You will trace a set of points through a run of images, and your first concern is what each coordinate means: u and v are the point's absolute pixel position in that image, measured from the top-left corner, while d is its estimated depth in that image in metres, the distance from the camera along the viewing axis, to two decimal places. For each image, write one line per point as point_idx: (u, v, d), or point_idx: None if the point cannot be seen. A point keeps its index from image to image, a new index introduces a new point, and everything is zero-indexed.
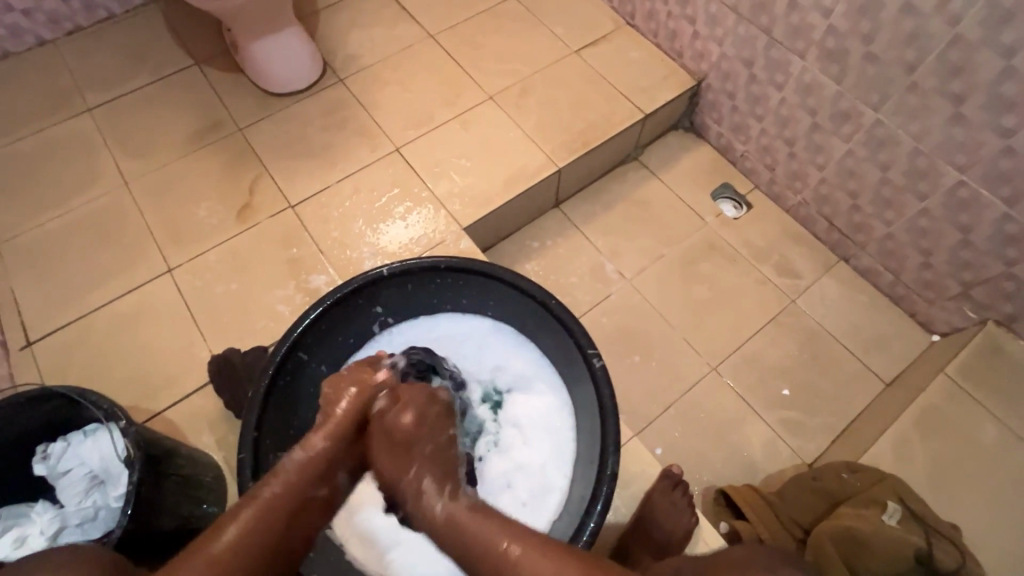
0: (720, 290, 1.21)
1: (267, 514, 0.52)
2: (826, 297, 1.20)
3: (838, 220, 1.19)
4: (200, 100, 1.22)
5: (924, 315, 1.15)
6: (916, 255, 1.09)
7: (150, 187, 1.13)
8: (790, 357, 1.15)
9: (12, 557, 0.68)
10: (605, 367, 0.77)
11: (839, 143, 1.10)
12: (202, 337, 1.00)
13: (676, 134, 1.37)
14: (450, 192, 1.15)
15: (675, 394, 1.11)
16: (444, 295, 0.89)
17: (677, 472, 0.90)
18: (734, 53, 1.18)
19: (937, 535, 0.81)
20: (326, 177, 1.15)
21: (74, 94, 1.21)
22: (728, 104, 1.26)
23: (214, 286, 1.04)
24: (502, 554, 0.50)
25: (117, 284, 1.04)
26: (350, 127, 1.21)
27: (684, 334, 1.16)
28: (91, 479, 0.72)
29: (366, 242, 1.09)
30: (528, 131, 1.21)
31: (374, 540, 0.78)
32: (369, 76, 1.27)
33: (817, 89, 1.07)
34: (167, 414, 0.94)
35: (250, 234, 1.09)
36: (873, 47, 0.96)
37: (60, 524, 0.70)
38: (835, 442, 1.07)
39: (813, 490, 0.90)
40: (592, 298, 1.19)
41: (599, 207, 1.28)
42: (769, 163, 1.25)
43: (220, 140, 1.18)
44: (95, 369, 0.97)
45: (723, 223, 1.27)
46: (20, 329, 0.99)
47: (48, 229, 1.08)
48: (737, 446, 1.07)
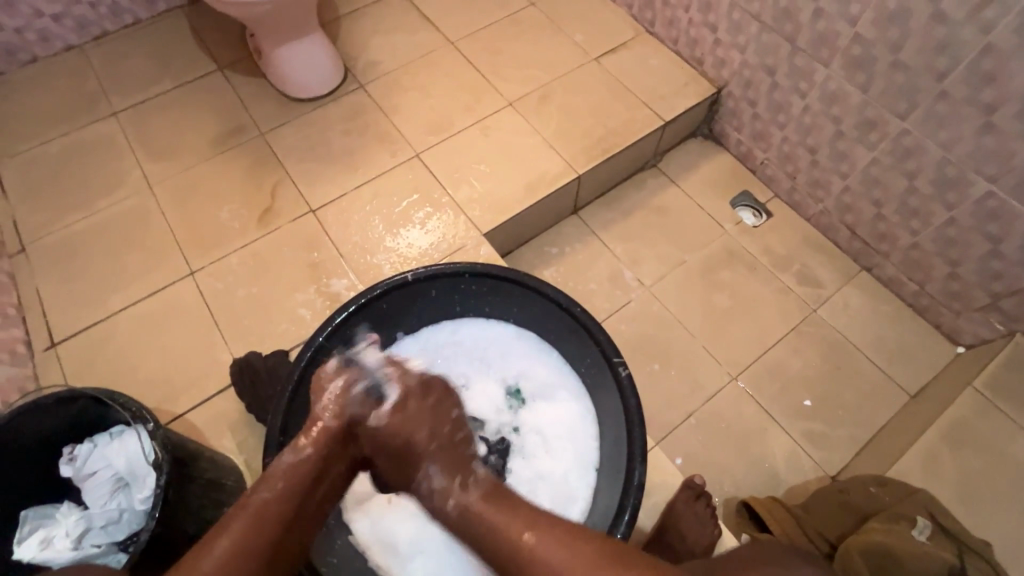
0: (741, 299, 1.20)
1: (258, 518, 0.55)
2: (848, 306, 1.19)
3: (861, 229, 1.18)
4: (223, 104, 1.23)
5: (950, 326, 1.14)
6: (943, 265, 1.08)
7: (174, 190, 1.14)
8: (812, 367, 1.13)
9: (38, 559, 0.68)
10: (631, 376, 0.77)
11: (863, 152, 1.09)
12: (223, 340, 1.01)
13: (695, 141, 1.37)
14: (470, 198, 1.15)
15: (695, 403, 1.10)
16: (467, 302, 0.90)
17: (700, 483, 0.87)
18: (757, 61, 1.17)
19: (969, 551, 0.80)
20: (347, 182, 1.15)
21: (100, 98, 1.23)
22: (749, 111, 1.25)
23: (235, 289, 1.05)
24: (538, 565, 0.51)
25: (141, 286, 1.05)
26: (370, 132, 1.21)
27: (704, 342, 1.15)
28: (116, 481, 0.72)
29: (385, 247, 1.09)
30: (547, 136, 1.21)
31: (396, 547, 0.77)
32: (390, 83, 1.27)
33: (842, 97, 1.06)
34: (188, 417, 0.94)
35: (272, 238, 1.10)
36: (900, 55, 0.95)
37: (86, 526, 0.70)
38: (858, 455, 1.05)
39: (839, 504, 0.89)
40: (611, 305, 1.18)
41: (618, 213, 1.28)
42: (790, 171, 1.24)
43: (242, 144, 1.19)
44: (118, 371, 0.97)
45: (743, 231, 1.26)
46: (45, 328, 1.00)
47: (74, 230, 1.09)
48: (758, 457, 1.06)
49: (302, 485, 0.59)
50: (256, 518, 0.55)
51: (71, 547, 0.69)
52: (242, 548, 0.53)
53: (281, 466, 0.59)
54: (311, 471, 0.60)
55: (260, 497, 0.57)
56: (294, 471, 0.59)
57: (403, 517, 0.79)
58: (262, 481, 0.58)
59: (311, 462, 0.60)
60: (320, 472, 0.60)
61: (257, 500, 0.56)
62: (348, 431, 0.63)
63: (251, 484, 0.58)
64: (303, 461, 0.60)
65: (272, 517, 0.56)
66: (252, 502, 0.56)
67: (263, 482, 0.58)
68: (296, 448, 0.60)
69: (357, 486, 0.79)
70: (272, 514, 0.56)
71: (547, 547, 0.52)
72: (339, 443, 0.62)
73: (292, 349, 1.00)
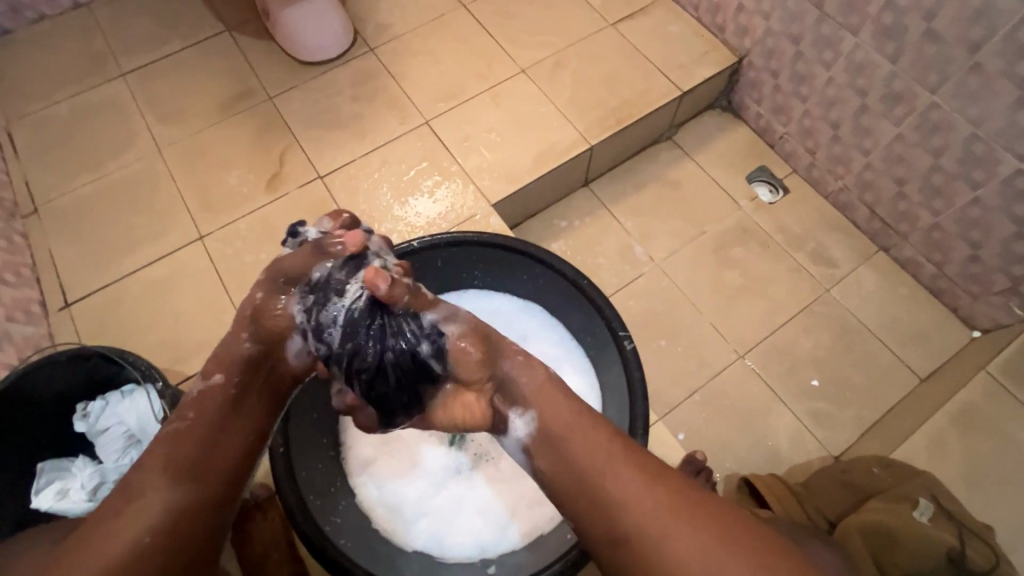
0: (752, 276, 1.18)
1: (191, 437, 0.59)
2: (861, 287, 1.16)
3: (881, 208, 1.15)
4: (231, 67, 1.21)
5: (967, 309, 1.11)
6: (964, 247, 1.05)
7: (182, 154, 1.13)
8: (822, 347, 1.12)
9: (54, 508, 0.72)
10: (635, 350, 0.78)
11: (888, 127, 1.05)
12: (232, 305, 1.01)
13: (712, 113, 1.32)
14: (480, 167, 1.13)
15: (700, 379, 1.10)
16: (473, 269, 0.89)
17: (700, 459, 0.90)
18: (781, 29, 1.13)
19: (971, 535, 0.79)
20: (354, 149, 1.14)
21: (108, 58, 1.22)
22: (770, 82, 1.21)
23: (244, 254, 1.05)
24: (604, 475, 0.56)
25: (150, 249, 1.05)
26: (380, 98, 1.19)
27: (712, 320, 1.14)
28: (127, 438, 0.75)
29: (394, 215, 1.09)
30: (561, 105, 1.18)
31: (399, 510, 0.79)
32: (399, 47, 1.24)
33: (870, 68, 1.02)
34: (199, 378, 0.96)
35: (280, 203, 1.09)
36: (934, 24, 0.90)
37: (101, 479, 0.74)
38: (863, 436, 1.05)
39: (842, 484, 0.89)
40: (620, 280, 1.17)
41: (630, 186, 1.26)
42: (810, 147, 1.21)
43: (251, 108, 1.17)
44: (129, 332, 0.99)
45: (758, 207, 1.23)
46: (58, 289, 1.02)
47: (85, 192, 1.10)
48: (762, 434, 1.06)
49: (218, 406, 0.61)
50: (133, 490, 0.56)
51: (86, 499, 0.73)
52: (118, 521, 0.54)
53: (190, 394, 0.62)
54: (221, 396, 0.62)
55: (179, 423, 0.60)
56: (205, 396, 0.62)
57: (407, 483, 0.80)
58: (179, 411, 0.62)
59: (218, 382, 0.62)
60: (222, 401, 0.62)
61: (152, 493, 0.56)
62: (253, 367, 0.63)
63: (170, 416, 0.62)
64: (213, 389, 0.62)
65: (194, 440, 0.59)
66: (172, 428, 0.60)
67: (181, 412, 0.62)
68: (208, 373, 0.63)
69: (359, 453, 0.81)
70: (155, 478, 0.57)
71: (632, 480, 0.55)
72: (247, 370, 0.63)
73: None
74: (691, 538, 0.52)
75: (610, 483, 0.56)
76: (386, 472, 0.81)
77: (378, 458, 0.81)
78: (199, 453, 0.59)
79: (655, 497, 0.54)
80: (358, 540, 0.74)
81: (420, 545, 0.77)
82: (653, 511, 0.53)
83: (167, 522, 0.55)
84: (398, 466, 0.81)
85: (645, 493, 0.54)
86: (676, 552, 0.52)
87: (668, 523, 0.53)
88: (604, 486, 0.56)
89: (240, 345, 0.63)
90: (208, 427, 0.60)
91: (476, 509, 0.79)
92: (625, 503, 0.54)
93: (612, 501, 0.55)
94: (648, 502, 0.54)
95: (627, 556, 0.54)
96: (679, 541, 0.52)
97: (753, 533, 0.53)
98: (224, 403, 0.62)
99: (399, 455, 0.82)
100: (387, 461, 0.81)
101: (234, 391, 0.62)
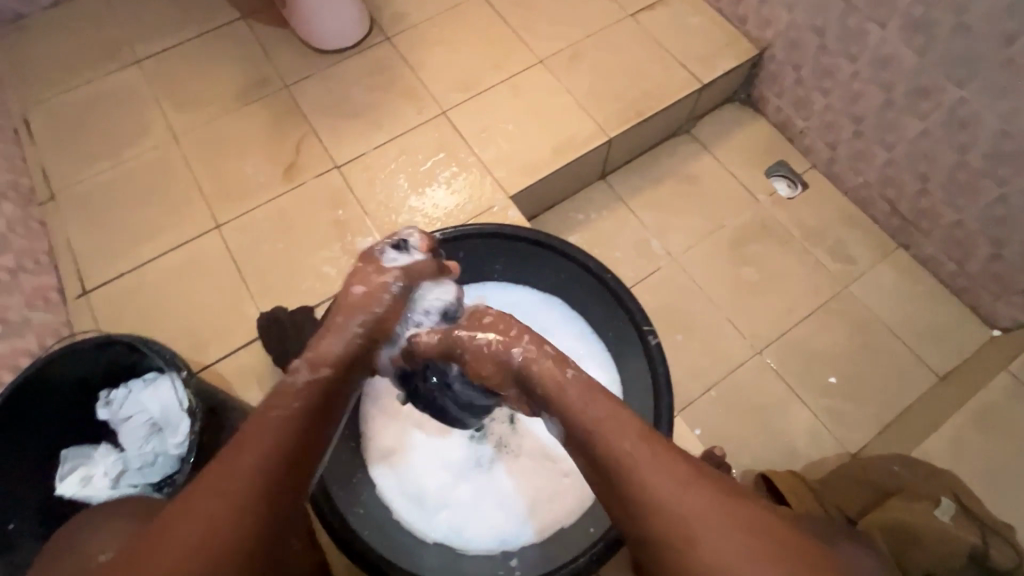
0: (770, 272, 1.17)
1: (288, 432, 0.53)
2: (881, 284, 1.15)
3: (902, 204, 1.14)
4: (246, 54, 1.20)
5: (987, 308, 1.10)
6: (987, 245, 1.04)
7: (199, 142, 1.13)
8: (839, 344, 1.11)
9: (80, 494, 0.74)
10: (660, 345, 0.77)
11: (913, 122, 1.03)
12: (249, 295, 1.01)
13: (731, 106, 1.31)
14: (497, 158, 1.12)
15: (717, 375, 1.09)
16: (496, 263, 0.88)
17: (720, 454, 0.88)
18: (806, 21, 1.11)
19: (993, 534, 0.79)
20: (370, 139, 1.13)
21: (123, 44, 1.21)
22: (791, 76, 1.19)
23: (261, 244, 1.05)
24: (633, 473, 0.51)
25: (167, 237, 1.05)
26: (396, 88, 1.18)
27: (729, 315, 1.14)
28: (150, 426, 0.75)
29: (410, 206, 1.08)
30: (579, 97, 1.17)
31: (419, 501, 0.79)
32: (415, 36, 1.23)
33: (897, 62, 1.00)
34: (216, 367, 0.96)
35: (296, 193, 1.09)
36: (966, 17, 0.88)
37: (122, 467, 0.75)
38: (880, 434, 1.04)
39: (861, 481, 0.89)
40: (636, 274, 1.17)
41: (648, 179, 1.24)
42: (831, 142, 1.19)
43: (267, 96, 1.17)
44: (147, 320, 0.99)
45: (777, 202, 1.22)
46: (76, 276, 1.02)
47: (102, 179, 1.09)
48: (778, 430, 1.06)
49: (321, 402, 0.57)
50: (231, 494, 0.47)
51: (110, 486, 0.74)
52: (217, 532, 0.46)
53: (298, 383, 0.56)
54: (325, 390, 0.58)
55: (278, 413, 0.54)
56: (309, 387, 0.57)
57: (427, 474, 0.81)
58: (277, 397, 0.55)
59: (327, 378, 0.58)
60: (331, 398, 0.58)
61: (248, 498, 0.48)
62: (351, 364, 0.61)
63: (262, 402, 0.54)
64: (321, 381, 0.57)
65: (293, 437, 0.53)
66: (271, 418, 0.53)
67: (274, 401, 0.54)
68: (313, 364, 0.58)
69: (378, 444, 0.81)
70: (260, 481, 0.49)
71: (664, 479, 0.50)
72: (348, 367, 0.60)
73: (319, 306, 1.01)
74: (730, 544, 0.47)
75: (641, 483, 0.51)
76: (406, 463, 0.81)
77: (398, 448, 0.82)
78: (297, 451, 0.53)
79: (689, 499, 0.49)
80: (379, 531, 0.74)
81: (440, 536, 0.77)
82: (688, 514, 0.49)
83: (255, 538, 0.47)
84: (418, 456, 0.81)
85: (680, 495, 0.49)
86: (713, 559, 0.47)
87: (707, 529, 0.48)
88: (633, 488, 0.51)
89: (353, 338, 0.61)
90: (309, 425, 0.55)
91: (497, 501, 0.79)
92: (659, 505, 0.50)
93: (643, 501, 0.50)
94: (683, 505, 0.49)
95: (663, 558, 0.49)
96: (719, 548, 0.47)
97: (799, 548, 0.48)
98: (324, 398, 0.57)
99: (418, 445, 0.82)
100: (407, 452, 0.82)
101: (334, 387, 0.59)
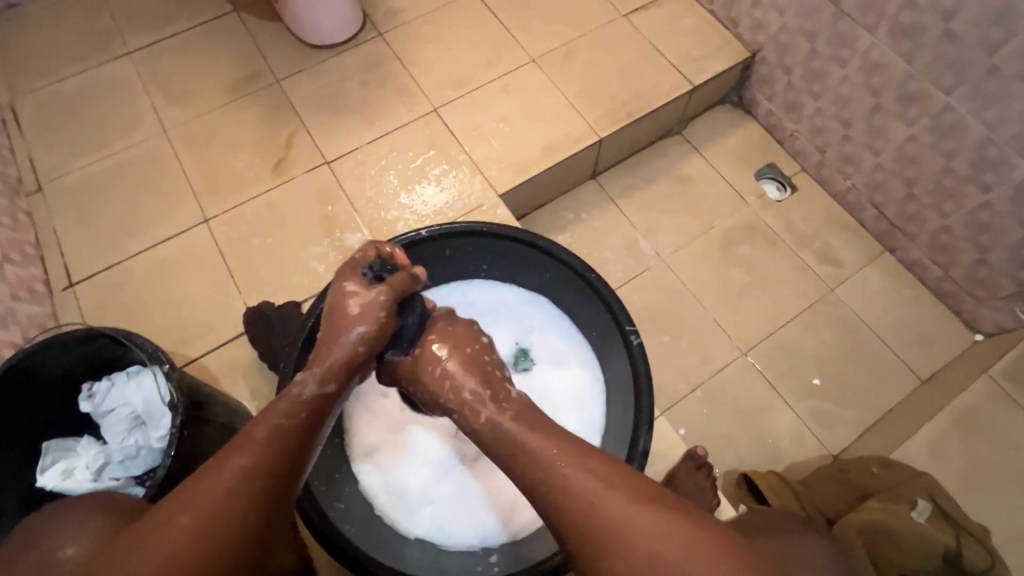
0: (758, 275, 1.17)
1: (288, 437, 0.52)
2: (866, 288, 1.16)
3: (888, 209, 1.15)
4: (238, 48, 1.20)
5: (970, 313, 1.11)
6: (971, 251, 1.05)
7: (188, 135, 1.12)
8: (824, 346, 1.12)
9: (60, 487, 0.73)
10: (642, 344, 0.78)
11: (901, 128, 1.04)
12: (237, 289, 1.01)
13: (722, 108, 1.31)
14: (488, 156, 1.12)
15: (703, 375, 1.10)
16: (482, 260, 0.88)
17: (701, 453, 0.88)
18: (797, 25, 1.11)
19: (968, 535, 0.80)
20: (361, 135, 1.13)
21: (114, 36, 1.20)
22: (782, 79, 1.20)
23: (249, 239, 1.05)
24: (557, 482, 0.51)
25: (155, 231, 1.05)
26: (388, 84, 1.18)
27: (716, 317, 1.14)
28: (133, 419, 0.76)
29: (400, 203, 1.08)
30: (570, 96, 1.17)
31: (403, 496, 0.79)
32: (409, 33, 1.23)
33: (886, 68, 1.01)
34: (203, 361, 0.96)
35: (286, 188, 1.09)
36: (953, 24, 0.89)
37: (105, 460, 0.75)
38: (863, 436, 1.05)
39: (840, 482, 0.90)
40: (625, 274, 1.17)
41: (638, 180, 1.25)
42: (820, 145, 1.20)
43: (258, 91, 1.16)
44: (134, 313, 0.99)
45: (766, 205, 1.23)
46: (63, 269, 1.01)
47: (90, 171, 1.09)
48: (762, 431, 1.07)
49: (325, 411, 0.56)
50: (224, 500, 0.47)
51: (92, 479, 0.74)
52: (209, 535, 0.46)
53: (303, 396, 0.55)
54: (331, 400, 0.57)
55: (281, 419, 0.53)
56: (315, 398, 0.55)
57: (411, 469, 0.81)
58: (283, 402, 0.54)
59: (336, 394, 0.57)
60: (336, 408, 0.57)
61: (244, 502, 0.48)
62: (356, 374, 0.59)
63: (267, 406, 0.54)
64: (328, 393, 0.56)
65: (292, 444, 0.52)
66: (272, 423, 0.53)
67: (278, 408, 0.54)
68: (321, 381, 0.56)
69: (363, 439, 0.82)
70: (259, 486, 0.49)
71: (587, 485, 0.51)
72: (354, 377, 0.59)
73: (306, 301, 1.01)
74: (653, 541, 0.48)
75: (566, 493, 0.51)
76: (391, 458, 0.82)
77: (383, 444, 0.82)
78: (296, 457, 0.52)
79: (613, 502, 0.50)
80: (361, 526, 0.74)
81: (423, 531, 0.77)
82: (612, 518, 0.49)
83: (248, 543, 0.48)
84: (402, 452, 0.82)
85: (603, 499, 0.50)
86: (629, 567, 0.48)
87: (631, 530, 0.48)
88: (560, 499, 0.51)
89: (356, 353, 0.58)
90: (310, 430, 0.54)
91: (480, 497, 0.80)
92: (585, 513, 0.50)
93: (562, 508, 0.51)
94: (608, 510, 0.49)
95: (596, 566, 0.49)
96: (645, 546, 0.48)
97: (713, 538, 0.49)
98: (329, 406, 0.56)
99: (403, 441, 0.83)
100: (392, 447, 0.82)
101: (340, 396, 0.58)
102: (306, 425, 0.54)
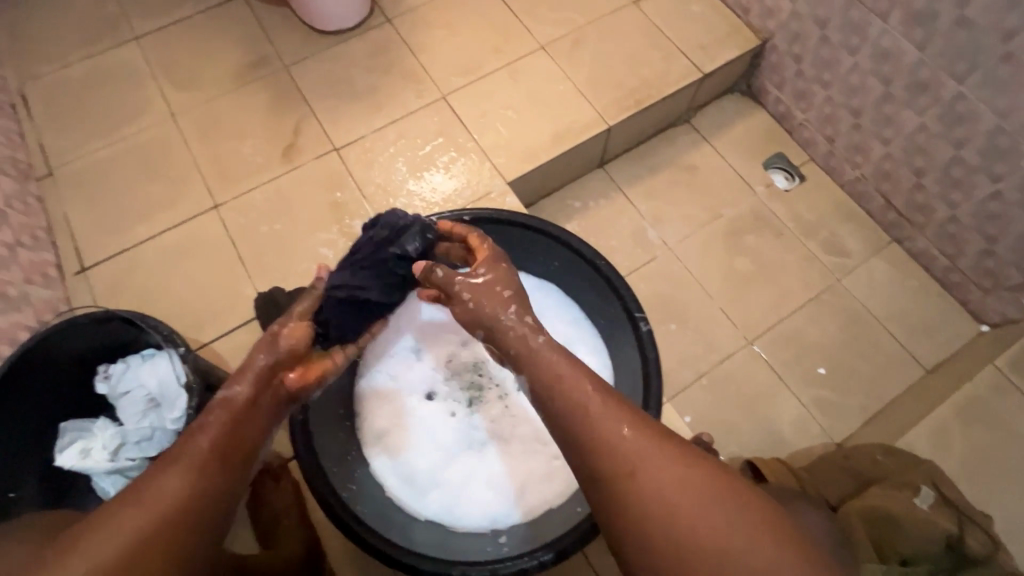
0: (765, 264, 1.18)
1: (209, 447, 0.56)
2: (873, 277, 1.16)
3: (896, 199, 1.14)
4: (246, 33, 1.20)
5: (977, 303, 1.12)
6: (979, 241, 1.05)
7: (197, 121, 1.12)
8: (829, 336, 1.13)
9: (77, 466, 0.75)
10: (651, 332, 0.79)
11: (911, 117, 1.04)
12: (247, 275, 1.02)
13: (732, 97, 1.31)
14: (496, 144, 1.12)
15: (709, 363, 1.11)
16: None
17: (708, 439, 0.90)
18: (808, 12, 1.11)
19: (969, 522, 0.81)
20: (370, 122, 1.13)
21: (121, 20, 1.20)
22: (792, 67, 1.19)
23: (258, 225, 1.05)
24: (586, 415, 0.57)
25: (164, 216, 1.05)
26: (396, 70, 1.17)
27: (722, 305, 1.15)
28: (147, 401, 0.77)
29: (408, 190, 1.08)
30: (579, 84, 1.17)
31: (412, 479, 0.80)
32: (417, 19, 1.22)
33: (897, 56, 1.00)
34: (213, 345, 0.97)
35: (294, 175, 1.09)
36: (967, 11, 0.88)
37: (121, 441, 0.77)
38: (866, 425, 1.06)
39: (844, 468, 0.91)
40: (632, 262, 1.17)
41: (645, 168, 1.25)
42: (829, 134, 1.20)
43: (266, 77, 1.16)
44: (144, 297, 1.00)
45: (774, 194, 1.23)
46: (74, 253, 1.02)
47: (98, 156, 1.09)
48: (766, 419, 1.07)
49: (241, 414, 0.61)
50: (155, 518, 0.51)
51: (109, 459, 0.76)
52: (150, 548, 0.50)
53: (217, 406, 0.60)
54: (247, 404, 0.62)
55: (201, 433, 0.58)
56: (230, 406, 0.61)
57: (419, 453, 0.82)
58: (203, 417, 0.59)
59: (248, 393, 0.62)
60: (253, 410, 0.62)
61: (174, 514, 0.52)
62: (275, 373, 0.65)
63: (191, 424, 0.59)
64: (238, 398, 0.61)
65: (212, 452, 0.56)
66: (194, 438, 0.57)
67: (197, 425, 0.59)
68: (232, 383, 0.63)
69: (372, 423, 0.83)
70: (190, 497, 0.53)
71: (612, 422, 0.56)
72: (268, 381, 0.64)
73: None
74: (665, 475, 0.53)
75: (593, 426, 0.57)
76: (400, 442, 0.82)
77: (392, 428, 0.83)
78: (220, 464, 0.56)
79: (634, 439, 0.55)
80: (371, 507, 0.75)
81: (432, 513, 0.79)
82: (630, 448, 0.54)
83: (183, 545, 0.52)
84: (411, 436, 0.83)
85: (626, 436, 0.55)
86: (646, 489, 0.52)
87: (647, 462, 0.53)
88: (586, 431, 0.57)
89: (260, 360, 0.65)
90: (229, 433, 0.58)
91: (489, 479, 0.81)
92: (608, 444, 0.55)
93: (585, 441, 0.57)
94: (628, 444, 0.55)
95: (611, 493, 0.54)
96: (659, 477, 0.53)
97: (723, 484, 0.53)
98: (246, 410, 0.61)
99: (411, 425, 0.84)
100: (401, 431, 0.83)
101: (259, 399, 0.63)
102: (223, 430, 0.58)
